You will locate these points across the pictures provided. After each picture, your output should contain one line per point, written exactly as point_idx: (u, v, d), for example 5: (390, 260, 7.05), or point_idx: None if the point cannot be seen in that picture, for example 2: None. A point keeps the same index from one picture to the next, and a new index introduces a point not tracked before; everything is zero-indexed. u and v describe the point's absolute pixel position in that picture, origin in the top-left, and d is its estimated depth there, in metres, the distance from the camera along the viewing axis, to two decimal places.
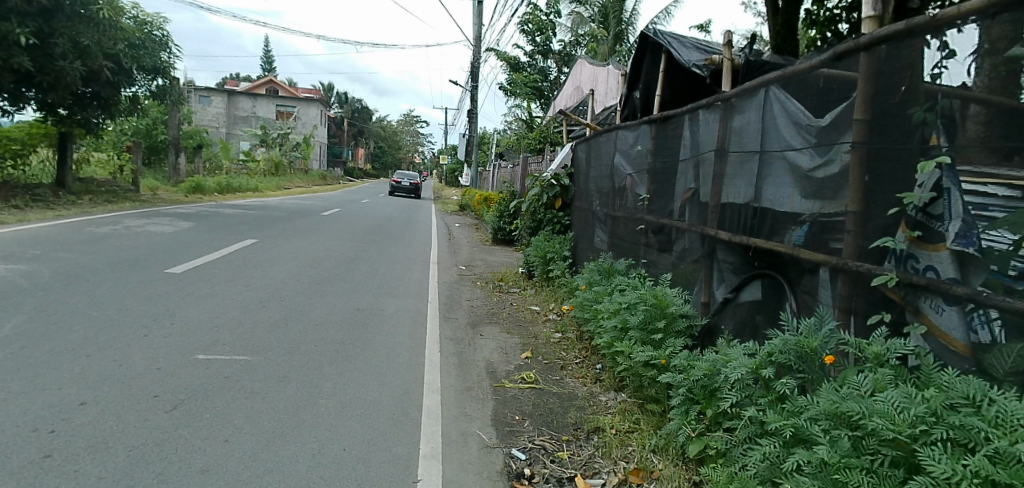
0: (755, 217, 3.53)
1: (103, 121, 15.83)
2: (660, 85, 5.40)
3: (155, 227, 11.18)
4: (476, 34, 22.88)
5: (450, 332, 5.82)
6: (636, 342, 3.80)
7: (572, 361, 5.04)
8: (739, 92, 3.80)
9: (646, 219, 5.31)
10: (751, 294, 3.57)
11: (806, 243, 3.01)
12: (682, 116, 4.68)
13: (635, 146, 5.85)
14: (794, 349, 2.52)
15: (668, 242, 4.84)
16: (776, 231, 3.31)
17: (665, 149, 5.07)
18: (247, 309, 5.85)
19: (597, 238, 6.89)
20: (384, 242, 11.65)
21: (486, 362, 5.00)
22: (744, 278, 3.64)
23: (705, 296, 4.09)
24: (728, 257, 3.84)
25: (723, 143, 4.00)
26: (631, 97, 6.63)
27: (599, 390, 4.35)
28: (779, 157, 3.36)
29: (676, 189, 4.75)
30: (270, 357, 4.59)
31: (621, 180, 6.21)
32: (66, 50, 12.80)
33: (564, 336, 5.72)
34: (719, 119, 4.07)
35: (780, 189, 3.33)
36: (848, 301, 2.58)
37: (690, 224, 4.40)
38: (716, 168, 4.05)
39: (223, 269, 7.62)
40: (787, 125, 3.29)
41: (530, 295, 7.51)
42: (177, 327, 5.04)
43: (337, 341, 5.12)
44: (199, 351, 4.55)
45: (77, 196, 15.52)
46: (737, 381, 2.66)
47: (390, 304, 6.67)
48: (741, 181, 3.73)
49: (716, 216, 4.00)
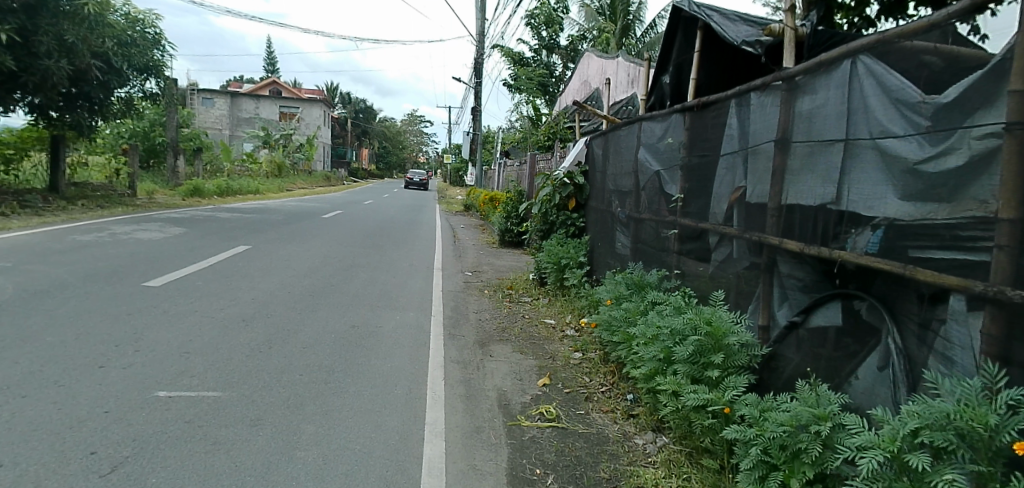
0: (830, 223, 2.82)
1: (95, 123, 15.19)
2: (696, 65, 4.66)
3: (144, 233, 10.50)
4: (479, 29, 22.16)
5: (456, 353, 5.13)
6: (683, 378, 3.09)
7: (597, 390, 4.34)
8: (808, 67, 3.09)
9: (679, 223, 4.58)
10: (827, 321, 2.87)
11: (912, 256, 2.32)
12: (726, 100, 3.95)
13: (664, 138, 5.11)
14: (953, 426, 1.89)
15: (706, 250, 4.12)
16: (858, 242, 2.64)
17: (702, 141, 4.33)
18: (227, 330, 5.16)
19: (618, 242, 6.18)
20: (387, 248, 10.96)
21: (498, 392, 4.31)
22: (819, 300, 2.94)
23: (762, 318, 3.38)
24: (796, 272, 3.14)
25: (785, 133, 3.29)
26: (660, 82, 5.93)
27: (633, 431, 3.64)
28: (867, 148, 2.65)
29: (715, 189, 4.03)
30: (245, 393, 3.89)
31: (647, 178, 5.47)
32: (51, 49, 12.10)
33: (586, 357, 5.02)
34: (779, 102, 3.35)
35: (868, 188, 2.62)
36: (1008, 345, 1.90)
37: (738, 230, 3.69)
38: (777, 163, 3.32)
39: (207, 281, 6.94)
40: (881, 104, 2.56)
41: (543, 306, 6.83)
42: (141, 355, 4.34)
43: (325, 369, 4.42)
44: (160, 387, 3.85)
45: (68, 201, 14.88)
46: (867, 465, 2.03)
47: (389, 320, 5.96)
48: (811, 177, 3.00)
49: (776, 222, 3.28)
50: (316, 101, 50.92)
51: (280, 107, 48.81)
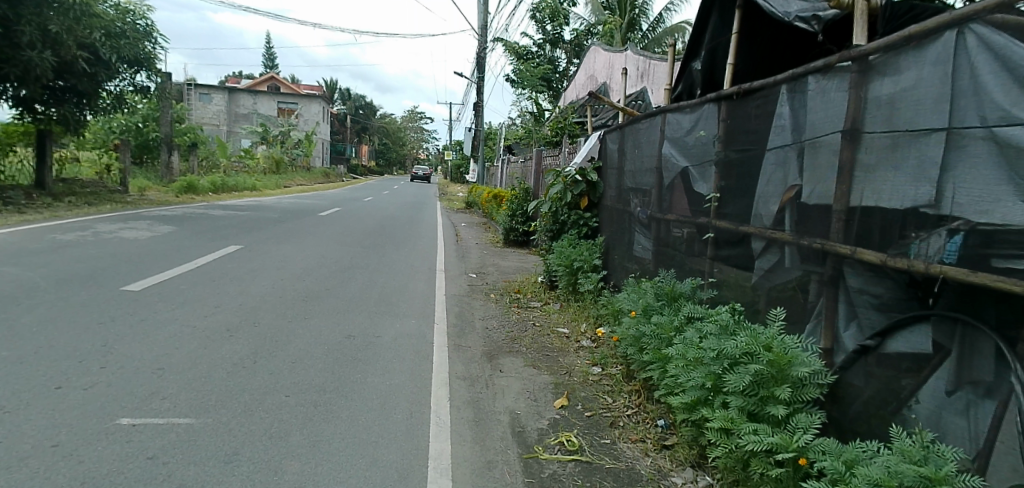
0: (907, 231, 2.43)
1: (83, 118, 14.66)
2: (733, 49, 4.14)
3: (130, 232, 9.98)
4: (481, 22, 21.62)
5: (463, 368, 4.63)
6: (738, 413, 2.60)
7: (623, 413, 3.84)
8: (889, 43, 2.60)
9: (714, 225, 4.08)
10: (909, 348, 2.45)
11: (996, 268, 2.05)
12: (776, 85, 3.45)
13: (693, 131, 4.61)
14: None
15: (749, 257, 3.62)
16: (927, 248, 2.33)
17: (741, 133, 3.82)
18: (207, 342, 4.66)
19: (637, 244, 5.69)
20: (387, 248, 10.47)
21: (510, 415, 3.81)
22: (897, 321, 2.52)
23: (822, 340, 2.93)
24: (869, 286, 2.67)
25: (855, 123, 2.79)
26: (688, 69, 5.46)
27: (669, 467, 3.13)
28: (977, 138, 2.16)
29: (761, 187, 3.53)
30: (221, 419, 3.39)
31: (672, 176, 4.97)
32: (34, 39, 11.58)
33: (606, 374, 4.53)
34: (848, 87, 2.85)
35: (981, 189, 2.13)
36: None
37: (790, 235, 3.21)
38: (846, 157, 2.84)
39: (191, 285, 6.44)
40: (997, 84, 2.08)
41: (554, 313, 6.34)
42: (106, 373, 3.85)
43: (315, 389, 3.92)
44: (123, 412, 3.35)
45: (55, 198, 14.38)
46: None
47: (387, 329, 5.46)
48: (895, 176, 2.52)
49: (840, 227, 2.83)
50: (315, 97, 50.34)
51: (278, 103, 48.29)
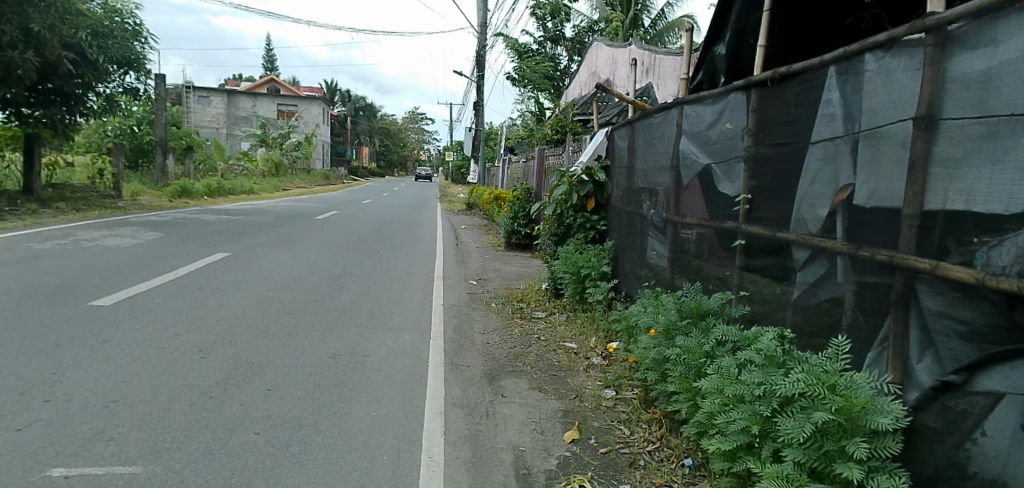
0: (1013, 244, 1.94)
1: (71, 120, 14.19)
2: (764, 29, 3.64)
3: (112, 239, 9.49)
4: (481, 20, 21.17)
5: (460, 393, 4.12)
6: (795, 469, 2.11)
7: (644, 449, 3.33)
8: (983, 7, 2.09)
9: (744, 231, 3.56)
10: (1009, 387, 1.97)
11: None
12: (823, 67, 2.92)
13: (716, 124, 4.08)
14: None
15: (789, 268, 3.11)
16: (1002, 260, 1.96)
17: (777, 124, 3.31)
18: (173, 366, 4.16)
19: (652, 250, 5.16)
20: (383, 253, 9.98)
21: (515, 454, 3.29)
22: (993, 355, 2.02)
23: (890, 371, 2.42)
24: (954, 309, 2.17)
25: (931, 107, 2.29)
26: (712, 54, 4.97)
27: None
28: None
29: (803, 186, 3.03)
30: (174, 467, 2.88)
31: (691, 175, 4.46)
32: (15, 38, 11.09)
33: (621, 399, 4.02)
34: (923, 65, 2.34)
35: None
36: None
37: (841, 243, 2.70)
38: (919, 150, 2.33)
39: (167, 299, 5.94)
40: None
41: (560, 326, 5.83)
42: (50, 409, 3.36)
43: (289, 424, 3.41)
44: (59, 460, 2.85)
45: (43, 204, 13.93)
46: None
47: (377, 347, 4.96)
48: (995, 172, 2.02)
49: (913, 235, 2.32)
50: (315, 98, 49.94)
51: (278, 105, 47.95)
